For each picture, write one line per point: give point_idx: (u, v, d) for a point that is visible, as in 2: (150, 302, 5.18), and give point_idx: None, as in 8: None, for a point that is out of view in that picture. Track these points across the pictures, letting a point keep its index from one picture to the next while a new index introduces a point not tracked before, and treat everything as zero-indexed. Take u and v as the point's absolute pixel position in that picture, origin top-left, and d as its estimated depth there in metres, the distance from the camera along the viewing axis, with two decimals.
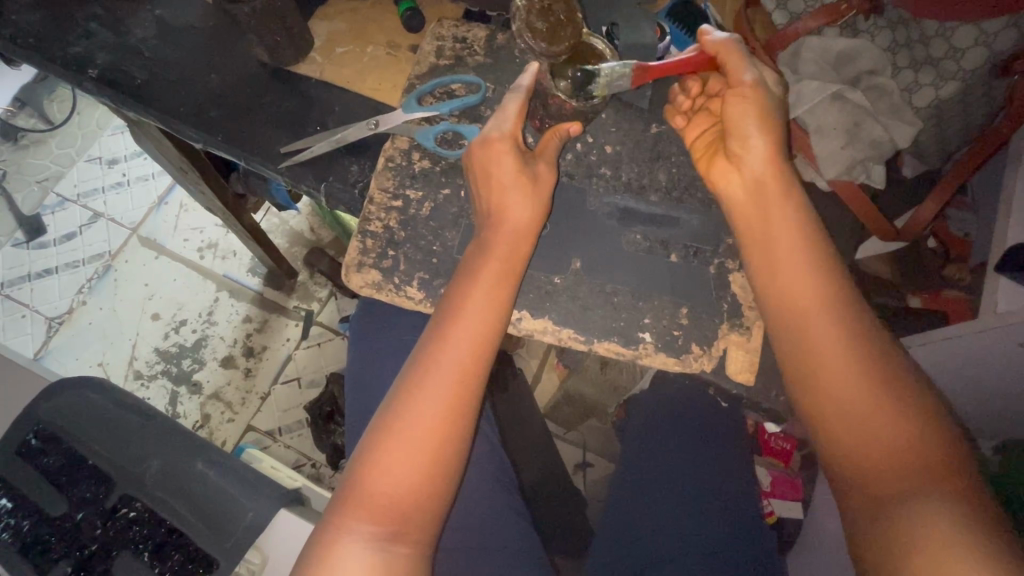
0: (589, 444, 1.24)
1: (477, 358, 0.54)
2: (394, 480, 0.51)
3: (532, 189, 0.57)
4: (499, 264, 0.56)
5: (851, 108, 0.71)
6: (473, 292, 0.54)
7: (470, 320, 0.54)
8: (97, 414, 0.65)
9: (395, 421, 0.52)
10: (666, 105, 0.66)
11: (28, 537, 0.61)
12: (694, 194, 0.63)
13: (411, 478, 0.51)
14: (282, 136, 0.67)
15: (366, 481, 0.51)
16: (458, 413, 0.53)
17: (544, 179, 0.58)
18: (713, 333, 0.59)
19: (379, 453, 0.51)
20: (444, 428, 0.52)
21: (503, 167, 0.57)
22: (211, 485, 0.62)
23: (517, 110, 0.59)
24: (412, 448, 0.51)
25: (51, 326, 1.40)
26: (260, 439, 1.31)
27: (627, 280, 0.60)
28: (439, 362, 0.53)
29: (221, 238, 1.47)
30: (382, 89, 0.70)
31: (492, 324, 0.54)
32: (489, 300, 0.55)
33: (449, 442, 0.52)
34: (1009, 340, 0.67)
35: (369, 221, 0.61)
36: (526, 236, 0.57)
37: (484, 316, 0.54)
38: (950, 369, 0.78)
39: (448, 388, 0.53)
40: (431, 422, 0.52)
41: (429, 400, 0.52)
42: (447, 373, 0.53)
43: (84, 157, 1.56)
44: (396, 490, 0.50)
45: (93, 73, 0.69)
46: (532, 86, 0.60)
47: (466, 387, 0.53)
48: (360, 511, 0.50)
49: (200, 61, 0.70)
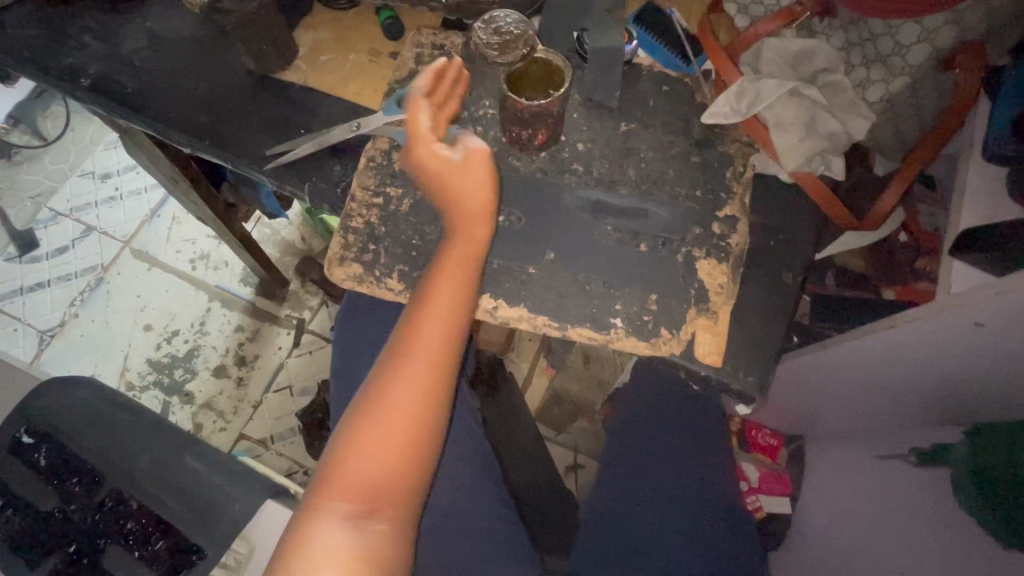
0: (581, 446, 1.25)
1: (448, 346, 0.56)
2: (372, 459, 0.52)
3: (465, 175, 0.57)
4: (463, 249, 0.58)
5: (807, 105, 0.65)
6: (439, 276, 0.56)
7: (437, 302, 0.56)
8: (85, 412, 0.66)
9: (368, 402, 0.54)
10: (635, 105, 0.69)
11: (17, 534, 0.62)
12: (664, 187, 0.66)
13: (387, 464, 0.53)
14: (267, 139, 0.70)
15: (343, 460, 0.53)
16: (428, 394, 0.54)
17: (473, 162, 0.57)
18: (682, 318, 0.61)
19: (353, 434, 0.53)
20: (416, 407, 0.54)
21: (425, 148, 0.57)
22: (199, 477, 0.63)
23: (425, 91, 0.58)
24: (391, 434, 0.53)
25: (43, 339, 1.42)
26: (252, 447, 1.33)
27: (599, 269, 0.62)
28: (412, 353, 0.55)
29: (213, 248, 1.49)
30: (365, 94, 0.73)
31: (459, 306, 0.57)
32: (456, 283, 0.57)
33: (421, 421, 0.54)
34: (952, 348, 0.68)
35: (350, 217, 0.64)
36: (487, 222, 0.58)
37: (451, 306, 0.56)
38: (882, 372, 0.80)
39: (422, 376, 0.54)
40: (408, 409, 0.54)
41: (404, 388, 0.54)
42: (420, 362, 0.55)
43: (77, 172, 1.58)
44: (371, 476, 0.52)
45: (85, 83, 0.72)
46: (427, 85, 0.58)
47: (436, 367, 0.55)
48: (335, 490, 0.52)
49: (189, 70, 0.73)
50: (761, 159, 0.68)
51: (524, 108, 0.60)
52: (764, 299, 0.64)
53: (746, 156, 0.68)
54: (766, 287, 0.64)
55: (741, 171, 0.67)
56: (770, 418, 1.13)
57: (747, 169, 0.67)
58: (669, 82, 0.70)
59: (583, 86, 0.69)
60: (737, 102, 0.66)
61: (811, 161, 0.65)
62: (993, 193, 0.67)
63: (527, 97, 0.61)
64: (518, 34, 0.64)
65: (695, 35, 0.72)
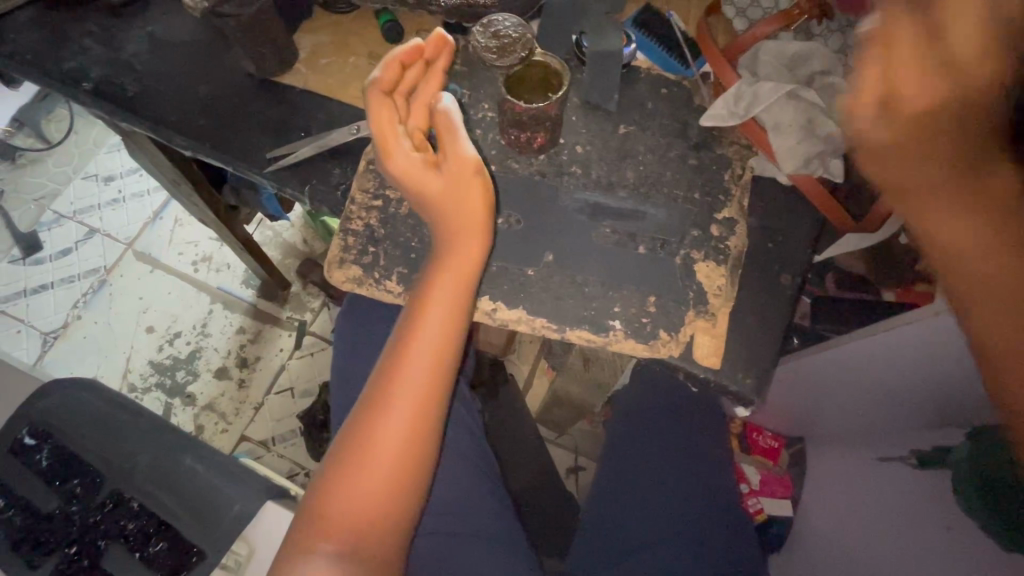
0: (581, 448, 1.26)
1: (438, 374, 0.57)
2: (361, 496, 0.54)
3: (448, 184, 0.57)
4: (452, 282, 0.57)
5: (804, 106, 0.65)
6: (427, 313, 0.57)
7: (425, 338, 0.57)
8: (87, 413, 0.66)
9: (358, 439, 0.55)
10: (633, 107, 0.69)
11: (18, 534, 0.62)
12: (662, 190, 0.66)
13: (378, 490, 0.54)
14: (267, 142, 0.70)
15: (332, 497, 0.54)
16: (415, 430, 0.56)
17: (457, 172, 0.57)
18: (680, 320, 0.61)
19: (344, 470, 0.54)
20: (403, 444, 0.55)
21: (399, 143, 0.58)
22: (199, 478, 0.64)
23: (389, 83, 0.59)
24: (383, 461, 0.55)
25: (46, 341, 1.42)
26: (253, 449, 1.33)
27: (597, 271, 0.62)
28: (402, 381, 0.56)
29: (215, 251, 1.50)
30: (364, 97, 0.73)
31: (447, 342, 0.57)
32: (444, 318, 0.57)
33: (408, 458, 0.55)
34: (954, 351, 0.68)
35: (350, 220, 0.64)
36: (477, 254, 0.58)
37: (441, 335, 0.57)
38: (884, 374, 0.80)
39: (411, 405, 0.56)
40: (398, 436, 0.55)
41: (394, 416, 0.55)
42: (409, 391, 0.56)
43: (80, 175, 1.59)
44: (363, 503, 0.54)
45: (88, 86, 0.73)
46: (387, 79, 0.59)
47: (423, 403, 0.56)
48: (323, 528, 0.53)
49: (190, 73, 0.74)
50: (760, 161, 0.68)
51: (521, 111, 0.61)
52: (762, 301, 0.64)
53: (743, 158, 0.68)
54: (763, 289, 0.64)
55: (738, 173, 0.67)
56: (771, 420, 1.13)
57: (744, 171, 0.67)
58: (667, 84, 0.71)
59: (580, 89, 0.69)
60: (734, 105, 0.66)
61: (809, 163, 0.65)
62: None
63: (526, 101, 0.62)
64: (515, 38, 0.63)
65: (693, 38, 0.72)
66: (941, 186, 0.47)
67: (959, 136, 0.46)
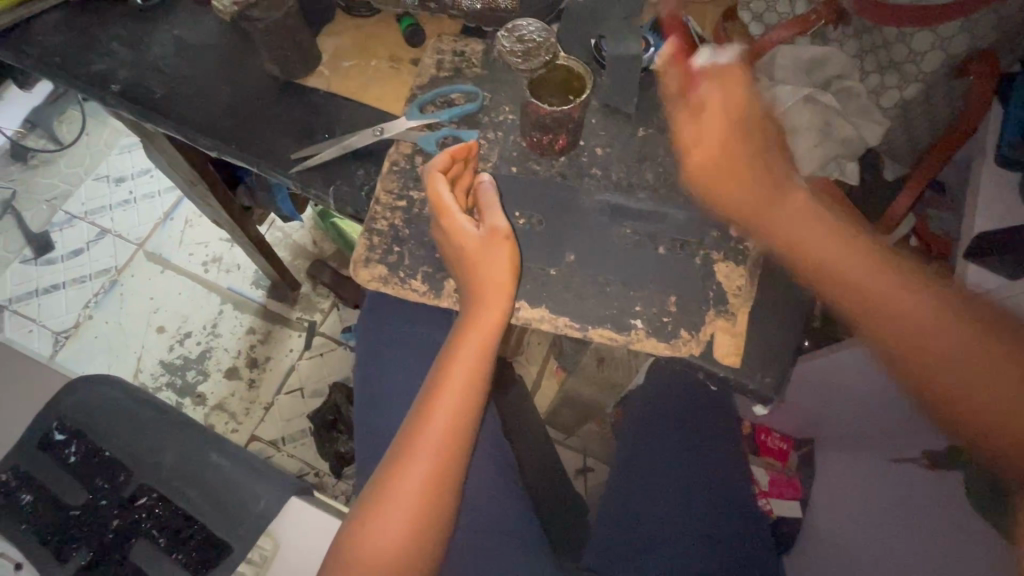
0: (590, 449, 1.28)
1: (457, 437, 0.57)
2: (382, 546, 0.54)
3: (484, 252, 0.57)
4: (478, 340, 0.59)
5: (821, 110, 0.67)
6: (454, 368, 0.58)
7: (451, 391, 0.58)
8: (115, 410, 0.68)
9: (381, 489, 0.56)
10: (651, 110, 0.71)
11: (45, 529, 0.63)
12: (680, 191, 0.67)
13: (392, 553, 0.54)
14: (291, 143, 0.72)
15: (354, 545, 0.54)
16: (435, 483, 0.56)
17: (492, 243, 0.58)
18: (701, 319, 0.62)
19: (366, 518, 0.55)
20: (424, 497, 0.55)
21: (445, 197, 0.59)
22: (224, 474, 0.65)
23: (446, 160, 0.60)
24: (398, 523, 0.54)
25: (58, 340, 1.43)
26: (264, 448, 1.34)
27: (618, 271, 0.63)
28: (421, 442, 0.56)
29: (225, 252, 1.51)
30: (385, 99, 0.74)
31: (470, 396, 0.58)
32: (469, 373, 0.58)
33: (429, 510, 0.55)
34: None
35: (375, 220, 0.65)
36: (502, 309, 0.58)
37: (460, 397, 0.58)
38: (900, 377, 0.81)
39: (429, 467, 0.56)
40: (416, 497, 0.55)
41: (413, 478, 0.55)
42: (428, 453, 0.56)
43: (92, 176, 1.61)
44: (382, 554, 0.54)
45: (115, 88, 0.74)
46: (445, 165, 0.60)
47: (446, 455, 0.57)
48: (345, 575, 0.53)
49: (215, 76, 0.75)
50: None
51: (545, 114, 0.62)
52: (778, 302, 0.65)
53: (761, 160, 0.69)
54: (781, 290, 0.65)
55: None
56: (780, 421, 1.13)
57: (762, 174, 0.69)
58: None
59: (599, 92, 0.71)
60: (752, 108, 0.67)
61: (825, 165, 0.67)
62: (1004, 198, 0.68)
63: (549, 103, 0.62)
64: (540, 42, 0.65)
65: (711, 42, 0.73)
66: (887, 291, 0.63)
67: (849, 229, 0.65)
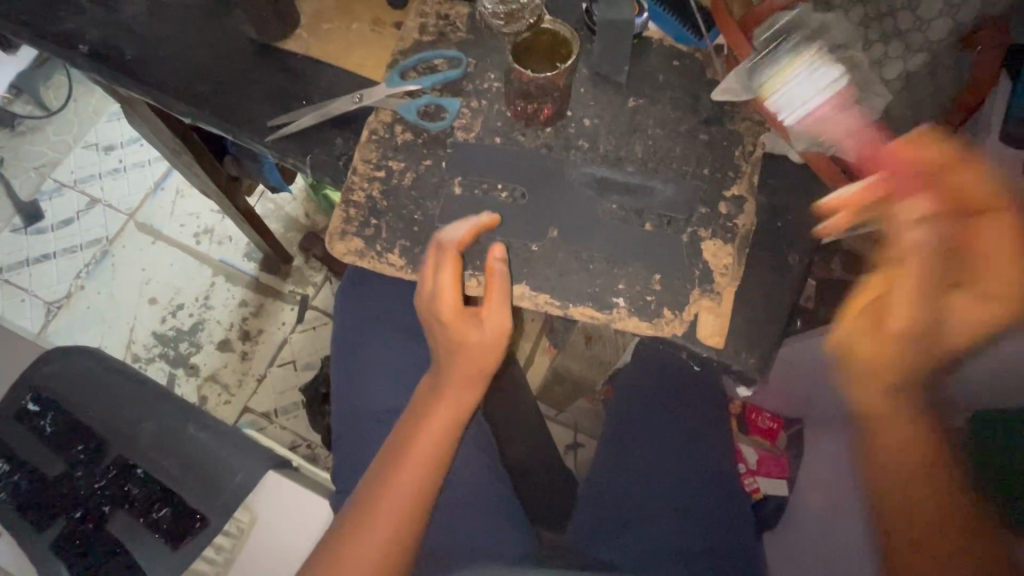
0: (581, 425, 1.28)
1: (443, 451, 0.59)
2: (367, 551, 0.54)
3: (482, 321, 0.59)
4: (471, 367, 0.60)
5: (821, 81, 0.63)
6: (448, 388, 0.60)
7: (444, 407, 0.60)
8: (92, 381, 0.67)
9: (372, 494, 0.56)
10: (643, 80, 0.67)
11: (24, 498, 0.63)
12: (670, 165, 0.65)
13: (377, 554, 0.54)
14: (268, 110, 0.69)
15: (341, 547, 0.54)
16: (423, 493, 0.57)
17: (494, 323, 0.58)
18: (685, 299, 0.61)
19: (353, 524, 0.55)
20: (411, 505, 0.56)
21: (447, 274, 0.58)
22: (202, 447, 0.65)
23: (463, 232, 0.59)
24: (384, 529, 0.55)
25: (50, 310, 1.43)
26: (256, 420, 1.35)
27: (602, 247, 0.62)
28: (412, 451, 0.58)
29: (217, 223, 1.49)
30: (367, 65, 0.71)
31: (460, 416, 0.60)
32: (461, 395, 0.60)
33: (414, 519, 0.56)
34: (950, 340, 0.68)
35: (352, 191, 0.63)
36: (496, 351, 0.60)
37: (446, 419, 0.60)
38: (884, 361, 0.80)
39: (417, 475, 0.57)
40: (403, 506, 0.56)
41: (396, 491, 0.56)
42: (418, 461, 0.58)
43: (80, 144, 1.57)
44: (366, 558, 0.54)
45: (85, 49, 0.71)
46: (465, 239, 0.59)
47: (433, 467, 0.58)
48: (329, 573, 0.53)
49: (190, 38, 0.72)
50: (771, 138, 0.67)
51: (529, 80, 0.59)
52: (769, 281, 0.63)
53: (756, 134, 0.67)
54: (769, 271, 0.64)
55: (750, 150, 0.66)
56: (770, 402, 1.13)
57: (756, 147, 0.66)
58: (680, 57, 0.68)
59: (590, 59, 0.67)
60: (748, 79, 0.64)
61: (823, 140, 0.63)
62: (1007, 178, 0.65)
63: (533, 70, 0.60)
64: (524, 5, 0.67)
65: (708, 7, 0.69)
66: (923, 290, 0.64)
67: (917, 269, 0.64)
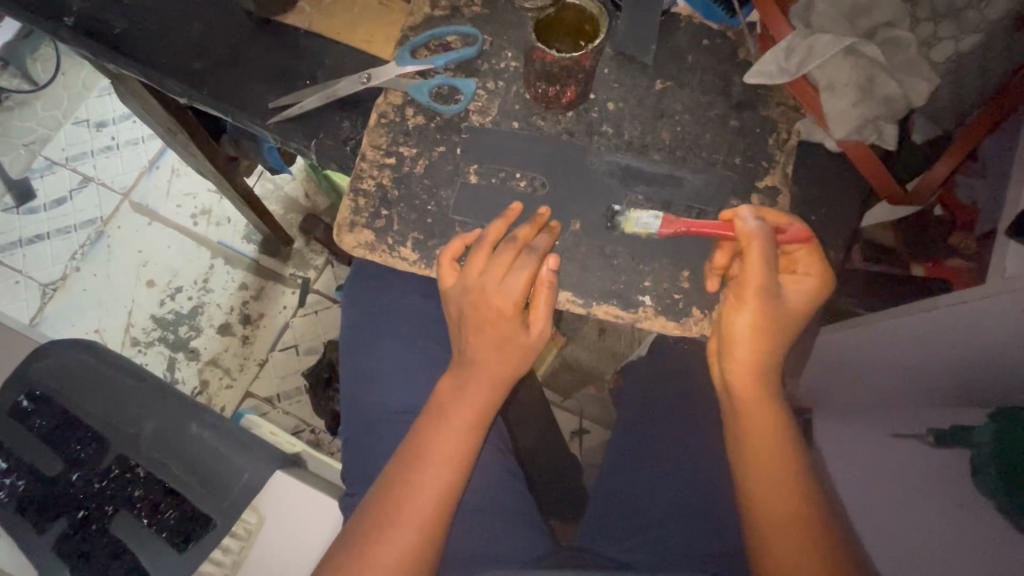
0: (587, 412, 1.20)
1: (466, 449, 0.57)
2: (389, 552, 0.52)
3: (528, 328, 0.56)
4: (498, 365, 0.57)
5: (865, 64, 0.58)
6: (471, 385, 0.57)
7: (467, 405, 0.57)
8: (91, 377, 0.64)
9: (392, 493, 0.54)
10: (671, 60, 0.63)
11: (23, 498, 0.61)
12: (699, 152, 0.61)
13: (398, 556, 0.52)
14: (270, 90, 0.64)
15: (362, 550, 0.52)
16: (447, 494, 0.55)
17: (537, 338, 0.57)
18: (714, 297, 0.57)
19: (374, 525, 0.53)
20: (433, 506, 0.54)
21: (518, 272, 0.53)
22: (207, 446, 0.62)
23: (544, 236, 0.55)
24: (407, 530, 0.53)
25: (45, 292, 1.39)
26: (258, 405, 1.32)
27: (627, 241, 0.58)
28: (431, 449, 0.56)
29: (214, 204, 1.44)
30: (374, 41, 0.66)
31: (483, 415, 0.57)
32: (483, 392, 0.57)
33: (438, 520, 0.54)
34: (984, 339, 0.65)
35: (361, 179, 0.59)
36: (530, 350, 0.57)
37: (468, 419, 0.57)
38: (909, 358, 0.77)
39: (439, 474, 0.55)
40: (426, 506, 0.54)
41: (417, 491, 0.54)
42: (438, 460, 0.55)
43: (71, 120, 1.51)
44: (388, 561, 0.52)
45: (70, 22, 0.66)
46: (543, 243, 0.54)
47: (455, 467, 0.56)
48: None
49: (183, 10, 0.67)
50: (807, 125, 0.63)
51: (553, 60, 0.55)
52: None
53: (792, 121, 0.62)
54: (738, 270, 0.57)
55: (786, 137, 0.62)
56: None
57: (791, 135, 0.62)
58: (710, 37, 0.64)
59: (614, 38, 0.63)
60: (785, 61, 0.59)
61: (863, 128, 0.59)
62: None
63: (557, 50, 0.57)
64: None
65: None
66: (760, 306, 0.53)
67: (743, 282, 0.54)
